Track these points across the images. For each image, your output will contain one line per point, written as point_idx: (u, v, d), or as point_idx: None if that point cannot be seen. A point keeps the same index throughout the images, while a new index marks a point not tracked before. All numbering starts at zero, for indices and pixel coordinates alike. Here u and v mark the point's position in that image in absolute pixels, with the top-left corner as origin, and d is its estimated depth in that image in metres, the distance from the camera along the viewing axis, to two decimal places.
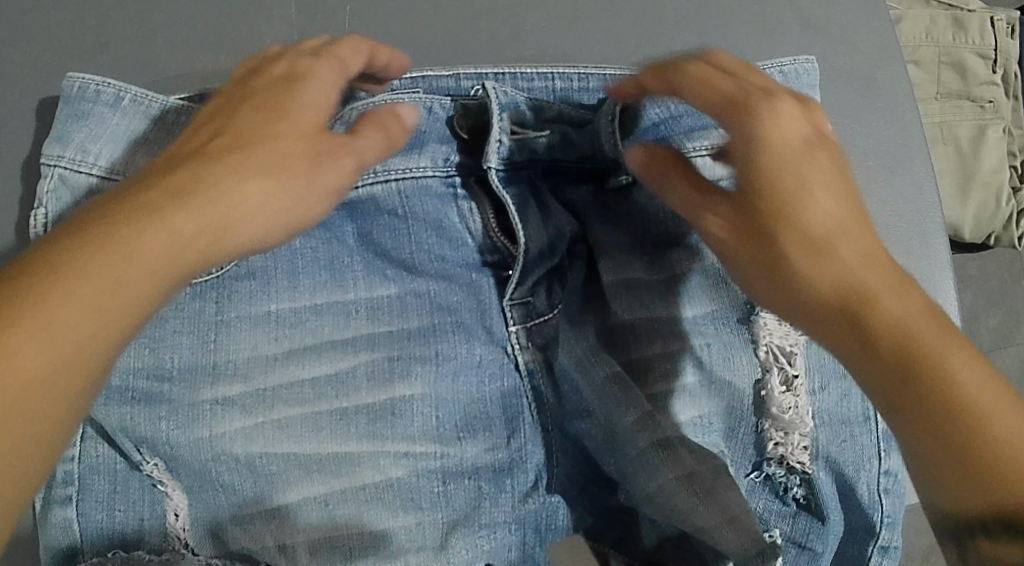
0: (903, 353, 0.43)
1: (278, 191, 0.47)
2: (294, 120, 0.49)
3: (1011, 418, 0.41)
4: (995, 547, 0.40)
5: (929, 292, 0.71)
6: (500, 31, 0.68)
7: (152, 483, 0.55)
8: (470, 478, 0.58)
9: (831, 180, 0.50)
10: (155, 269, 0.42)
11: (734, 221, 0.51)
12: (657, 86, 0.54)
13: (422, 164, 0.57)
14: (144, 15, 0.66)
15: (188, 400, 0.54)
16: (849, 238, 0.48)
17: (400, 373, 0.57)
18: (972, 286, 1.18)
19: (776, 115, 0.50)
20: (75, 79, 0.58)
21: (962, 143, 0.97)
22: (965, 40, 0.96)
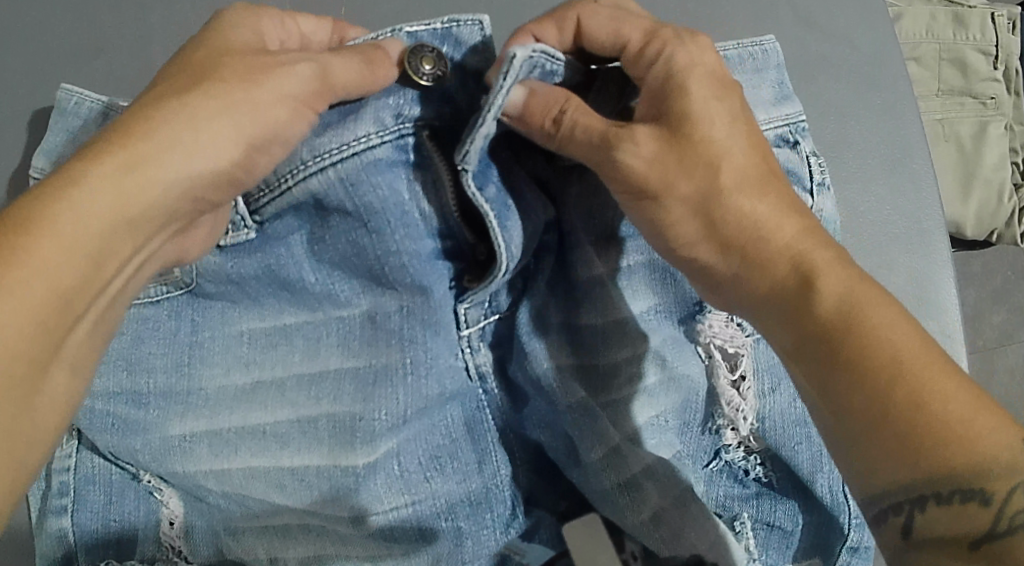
0: (846, 315, 0.46)
1: (219, 135, 0.47)
2: (224, 69, 0.48)
3: (965, 383, 0.43)
4: (944, 507, 0.42)
5: (929, 290, 0.70)
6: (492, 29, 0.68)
7: (149, 492, 0.60)
8: (447, 518, 0.56)
9: (768, 155, 0.54)
10: (52, 244, 0.42)
11: (657, 152, 0.51)
12: (642, 24, 0.54)
13: (360, 133, 0.49)
14: (140, 19, 0.68)
15: (162, 432, 0.57)
16: (771, 202, 0.52)
17: (361, 437, 0.53)
18: (975, 283, 1.17)
19: (704, 54, 0.54)
20: (72, 95, 0.60)
21: (964, 140, 0.96)
22: (965, 36, 0.95)
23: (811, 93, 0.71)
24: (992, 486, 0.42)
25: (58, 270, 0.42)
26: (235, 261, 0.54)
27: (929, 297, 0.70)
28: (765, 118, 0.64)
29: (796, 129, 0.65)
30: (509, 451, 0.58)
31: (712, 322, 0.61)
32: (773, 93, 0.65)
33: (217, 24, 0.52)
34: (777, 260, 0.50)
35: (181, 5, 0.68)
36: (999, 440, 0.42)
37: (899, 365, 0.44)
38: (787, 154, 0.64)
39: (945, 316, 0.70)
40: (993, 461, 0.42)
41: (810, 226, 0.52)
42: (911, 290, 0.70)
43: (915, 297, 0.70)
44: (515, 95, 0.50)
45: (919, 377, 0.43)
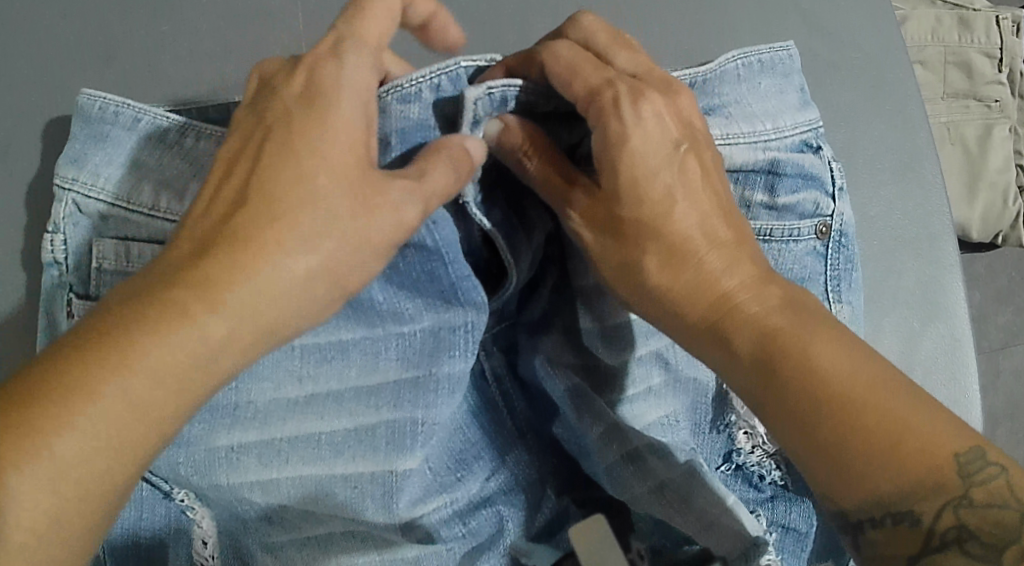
0: (769, 362, 0.47)
1: (320, 264, 0.47)
2: (337, 194, 0.47)
3: (897, 404, 0.44)
4: (879, 530, 0.43)
5: (938, 294, 0.70)
6: (506, 32, 0.69)
7: (183, 509, 0.60)
8: (485, 507, 0.60)
9: (704, 195, 0.53)
10: (167, 363, 0.43)
11: (594, 218, 0.53)
12: (590, 80, 0.52)
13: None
14: (153, 27, 0.68)
15: (207, 445, 0.55)
16: (700, 251, 0.52)
17: (420, 441, 0.55)
18: (980, 283, 1.17)
19: (641, 122, 0.51)
20: (97, 100, 0.60)
21: (969, 143, 0.96)
22: (971, 40, 0.96)
23: (822, 97, 0.72)
24: (920, 509, 0.42)
25: (147, 397, 0.42)
26: None
27: (938, 302, 0.70)
28: (791, 124, 0.63)
29: (818, 134, 0.65)
30: (525, 438, 0.63)
31: None
32: (797, 97, 0.65)
33: (315, 95, 0.49)
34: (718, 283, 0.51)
35: (193, 11, 0.68)
36: (926, 461, 0.42)
37: (825, 394, 0.45)
38: (811, 159, 0.64)
39: (955, 319, 0.70)
40: (923, 481, 0.42)
41: (744, 264, 0.51)
42: (920, 294, 0.70)
43: (925, 301, 0.70)
44: (491, 128, 0.52)
45: (844, 405, 0.44)
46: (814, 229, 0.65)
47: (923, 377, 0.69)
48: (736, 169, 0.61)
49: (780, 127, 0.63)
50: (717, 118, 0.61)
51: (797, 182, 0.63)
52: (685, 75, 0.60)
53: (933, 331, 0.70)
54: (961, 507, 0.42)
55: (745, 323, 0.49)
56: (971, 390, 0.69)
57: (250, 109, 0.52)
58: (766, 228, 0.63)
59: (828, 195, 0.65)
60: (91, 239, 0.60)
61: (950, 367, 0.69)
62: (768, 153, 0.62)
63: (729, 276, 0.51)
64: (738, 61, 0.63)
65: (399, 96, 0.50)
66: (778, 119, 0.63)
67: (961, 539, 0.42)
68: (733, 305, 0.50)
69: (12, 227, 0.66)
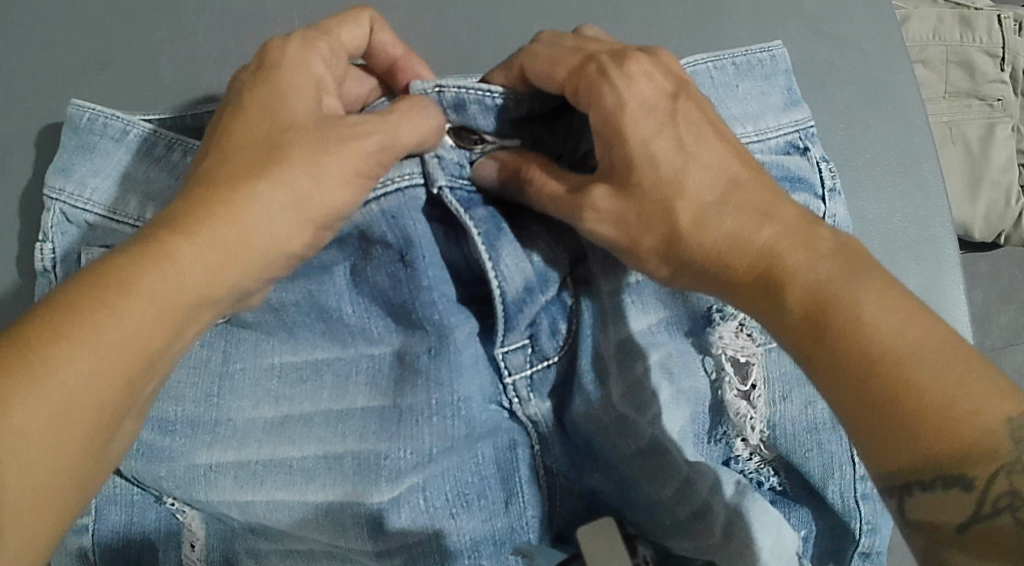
0: (815, 315, 0.46)
1: (294, 200, 0.50)
2: (304, 151, 0.51)
3: (945, 355, 0.43)
4: (930, 494, 0.42)
5: (940, 296, 0.70)
6: (504, 37, 0.69)
7: (172, 513, 0.62)
8: (476, 551, 0.57)
9: (724, 154, 0.53)
10: (153, 305, 0.45)
11: (620, 207, 0.53)
12: (572, 62, 0.54)
13: (407, 171, 0.53)
14: (148, 33, 0.68)
15: (188, 460, 0.59)
16: (732, 208, 0.51)
17: (383, 478, 0.55)
18: (983, 284, 1.16)
19: (631, 83, 0.53)
20: (86, 112, 0.60)
21: (971, 142, 0.96)
22: (972, 38, 0.95)
23: (821, 99, 0.71)
24: (975, 472, 0.41)
25: (144, 331, 0.44)
26: (282, 291, 0.56)
27: (940, 304, 0.70)
28: (774, 126, 0.64)
29: (806, 135, 0.65)
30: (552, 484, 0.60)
31: (723, 335, 0.61)
32: (783, 99, 0.65)
33: (270, 71, 0.53)
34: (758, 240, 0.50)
35: (189, 17, 0.68)
36: (979, 420, 0.41)
37: (873, 340, 0.44)
38: (797, 161, 0.64)
39: (958, 323, 0.70)
40: (976, 437, 0.41)
41: (781, 221, 0.51)
42: (923, 297, 0.70)
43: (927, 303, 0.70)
44: (486, 167, 0.55)
45: (891, 353, 0.43)
46: None
47: None
48: None
49: (761, 129, 0.64)
50: None
51: (785, 184, 0.63)
52: None
53: None
54: (1014, 472, 0.41)
55: (790, 276, 0.48)
56: None
57: (238, 85, 0.54)
58: None
59: (819, 197, 0.64)
60: (78, 247, 0.60)
61: None
62: (752, 154, 0.63)
63: (769, 230, 0.50)
64: (709, 64, 0.64)
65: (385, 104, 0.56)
66: (760, 121, 0.64)
67: (1014, 505, 0.41)
68: (777, 258, 0.49)
69: (10, 233, 0.66)
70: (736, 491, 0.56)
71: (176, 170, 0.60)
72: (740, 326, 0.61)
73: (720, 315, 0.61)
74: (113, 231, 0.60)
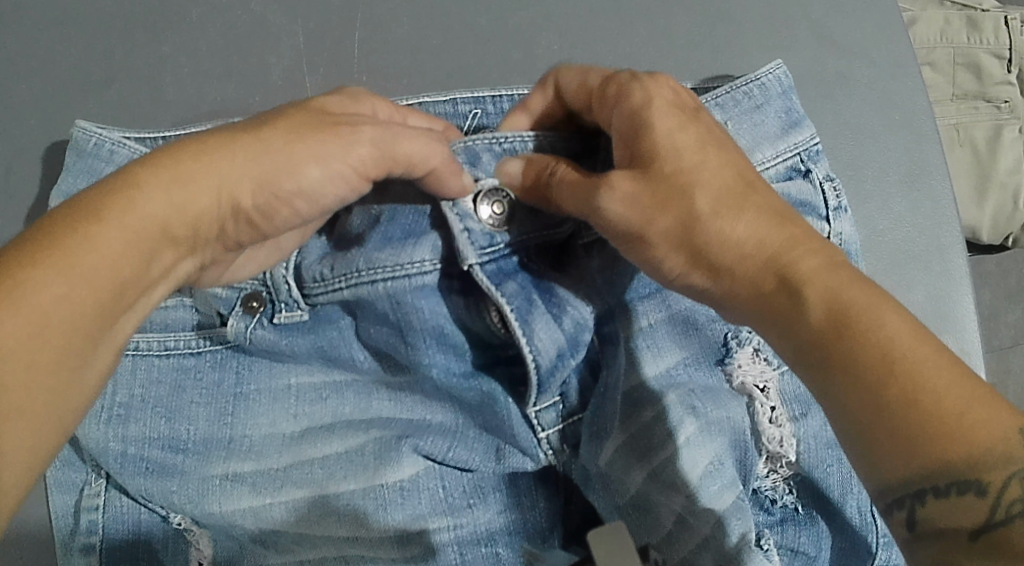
0: (837, 313, 0.46)
1: (272, 172, 0.51)
2: (277, 119, 0.52)
3: (961, 369, 0.43)
4: (944, 502, 0.42)
5: (949, 308, 0.70)
6: (512, 52, 0.69)
7: (181, 532, 0.61)
8: (489, 544, 0.60)
9: (739, 166, 0.54)
10: (126, 236, 0.46)
11: (637, 191, 0.52)
12: (598, 77, 0.57)
13: (417, 258, 0.54)
14: (152, 47, 0.68)
15: (202, 473, 0.59)
16: (749, 210, 0.52)
17: (405, 450, 0.60)
18: (990, 283, 1.15)
19: (657, 88, 0.54)
20: (92, 135, 0.61)
21: (979, 144, 0.95)
22: (980, 40, 0.94)
23: (830, 110, 0.71)
24: (987, 478, 0.41)
25: (108, 261, 0.45)
26: (284, 338, 0.59)
27: (949, 316, 0.70)
28: (773, 153, 0.64)
29: (808, 155, 0.65)
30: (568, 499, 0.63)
31: (741, 361, 0.62)
32: (779, 124, 0.65)
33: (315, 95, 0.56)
34: (768, 246, 0.50)
35: (194, 31, 0.68)
36: (992, 430, 0.41)
37: (896, 337, 0.44)
38: (799, 185, 0.65)
39: (966, 332, 0.70)
40: (992, 448, 0.41)
41: (796, 231, 0.51)
42: (932, 309, 0.70)
43: (935, 314, 0.70)
44: (513, 163, 0.55)
45: (913, 356, 0.44)
46: None
47: None
48: None
49: (758, 161, 0.64)
50: None
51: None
52: None
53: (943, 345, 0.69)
54: None
55: (804, 279, 0.48)
56: None
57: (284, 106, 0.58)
58: None
59: (823, 219, 0.65)
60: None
61: None
62: None
63: (782, 238, 0.50)
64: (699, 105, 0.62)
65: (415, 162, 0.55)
66: (757, 153, 0.64)
67: None
68: (788, 264, 0.49)
69: None
70: (741, 534, 0.57)
71: None
72: (756, 351, 0.62)
73: (736, 343, 0.62)
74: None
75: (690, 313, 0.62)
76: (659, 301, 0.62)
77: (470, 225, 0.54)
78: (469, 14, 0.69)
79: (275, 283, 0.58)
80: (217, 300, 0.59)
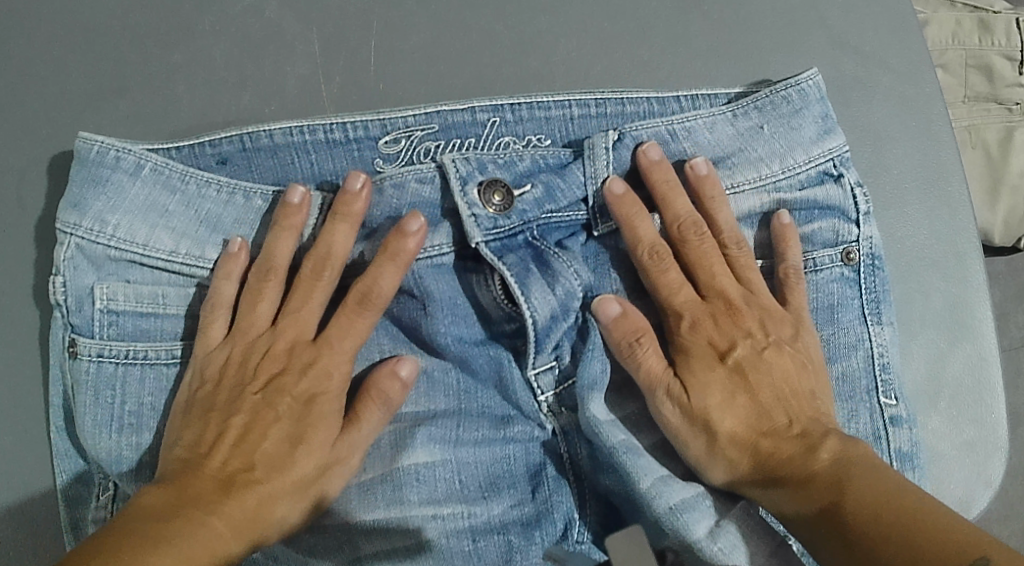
0: (819, 495, 0.56)
1: (329, 440, 0.60)
2: (334, 368, 0.60)
3: (927, 511, 0.53)
4: None
5: (966, 312, 0.70)
6: (527, 59, 0.69)
7: None
8: (499, 534, 0.61)
9: (772, 400, 0.62)
10: (236, 536, 0.56)
11: (679, 400, 0.61)
12: (662, 298, 0.62)
13: (436, 242, 0.60)
14: (165, 57, 0.67)
15: None
16: (762, 437, 0.61)
17: (419, 438, 0.61)
18: (1000, 283, 1.15)
19: (696, 339, 0.62)
20: (95, 144, 0.60)
21: (991, 146, 0.95)
22: (991, 42, 0.94)
23: (847, 116, 0.71)
24: None
25: (231, 539, 0.55)
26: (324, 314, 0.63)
27: (966, 322, 0.70)
28: (803, 160, 0.65)
29: (840, 161, 0.66)
30: (582, 498, 0.63)
31: None
32: (814, 130, 0.65)
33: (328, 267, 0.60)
34: (775, 434, 0.61)
35: (207, 40, 0.68)
36: (954, 546, 0.50)
37: (860, 507, 0.54)
38: (829, 189, 0.66)
39: (983, 339, 0.70)
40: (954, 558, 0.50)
41: (817, 454, 0.58)
42: (948, 313, 0.70)
43: (953, 321, 0.70)
44: (611, 307, 0.61)
45: (875, 515, 0.53)
46: (838, 255, 0.66)
47: (950, 396, 0.69)
48: (743, 215, 0.66)
49: (790, 165, 0.65)
50: (719, 169, 0.64)
51: (807, 216, 0.66)
52: (671, 121, 0.64)
53: (960, 351, 0.69)
54: None
55: (798, 459, 0.59)
56: (999, 411, 0.69)
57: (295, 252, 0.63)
58: None
59: (853, 222, 0.66)
60: (91, 282, 0.60)
61: (978, 389, 0.69)
62: (775, 195, 0.65)
63: (789, 439, 0.60)
64: (727, 114, 0.64)
65: (415, 173, 0.60)
66: (787, 157, 0.65)
67: None
68: (785, 436, 0.60)
69: (28, 264, 0.66)
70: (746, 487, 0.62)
71: (201, 212, 0.61)
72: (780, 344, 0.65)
73: None
74: (129, 263, 0.61)
75: None
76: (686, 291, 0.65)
77: (478, 211, 0.59)
78: (486, 21, 0.68)
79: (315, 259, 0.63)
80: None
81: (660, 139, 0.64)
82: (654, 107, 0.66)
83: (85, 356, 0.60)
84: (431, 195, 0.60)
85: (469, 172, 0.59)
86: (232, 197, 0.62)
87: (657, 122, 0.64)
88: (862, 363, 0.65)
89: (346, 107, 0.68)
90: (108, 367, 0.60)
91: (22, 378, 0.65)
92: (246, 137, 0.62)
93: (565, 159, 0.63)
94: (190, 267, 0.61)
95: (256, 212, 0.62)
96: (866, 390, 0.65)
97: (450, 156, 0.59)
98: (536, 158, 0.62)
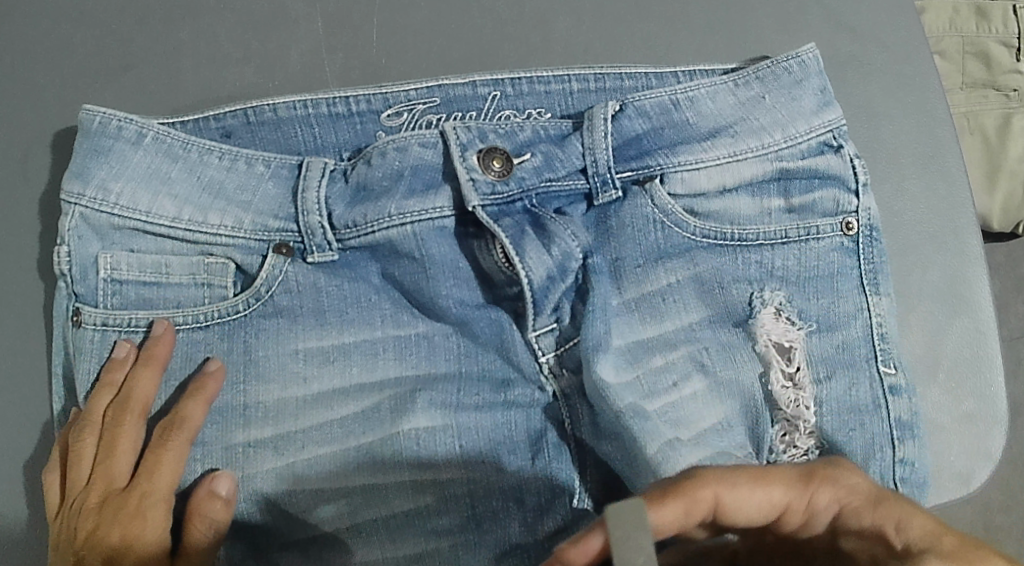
0: None
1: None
2: (145, 500, 0.59)
3: None
4: None
5: (964, 288, 0.70)
6: (527, 35, 0.69)
7: None
8: (498, 499, 0.61)
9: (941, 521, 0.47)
10: None
11: None
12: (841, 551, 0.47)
13: (439, 205, 0.60)
14: (170, 33, 0.68)
15: (223, 442, 0.61)
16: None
17: (419, 403, 0.61)
18: (999, 272, 1.16)
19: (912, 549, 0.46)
20: (97, 115, 0.61)
21: (989, 132, 0.96)
22: (989, 29, 0.95)
23: (845, 94, 0.72)
24: None
25: None
26: (321, 276, 0.62)
27: (965, 296, 0.70)
28: (806, 130, 0.65)
29: (841, 132, 0.66)
30: (585, 461, 0.63)
31: (764, 321, 0.63)
32: (815, 101, 0.66)
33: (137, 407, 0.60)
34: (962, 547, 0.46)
35: (210, 16, 0.68)
36: None
37: None
38: (830, 159, 0.65)
39: (981, 313, 0.70)
40: None
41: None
42: (946, 288, 0.70)
43: (952, 296, 0.70)
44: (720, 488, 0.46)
45: None
46: (840, 225, 0.65)
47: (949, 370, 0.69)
48: (745, 182, 0.64)
49: (791, 134, 0.65)
50: (723, 138, 0.64)
51: (811, 183, 0.65)
52: (674, 91, 0.65)
53: (958, 325, 0.70)
54: None
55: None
56: (997, 385, 0.69)
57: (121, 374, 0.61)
58: (783, 230, 0.65)
59: (852, 192, 0.66)
60: (96, 251, 0.61)
61: (976, 362, 0.69)
62: (778, 162, 0.64)
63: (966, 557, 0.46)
64: (730, 83, 0.65)
65: (419, 139, 0.61)
66: (789, 127, 0.65)
67: None
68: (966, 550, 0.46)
69: (33, 236, 0.67)
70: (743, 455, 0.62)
71: (203, 178, 0.61)
72: (778, 311, 0.63)
73: (760, 301, 0.64)
74: (133, 231, 0.61)
75: (715, 272, 0.64)
76: (684, 258, 0.64)
77: (478, 177, 0.60)
78: None
79: (308, 226, 0.60)
80: (234, 249, 0.61)
81: (664, 107, 0.64)
82: (652, 81, 0.67)
83: (89, 325, 0.60)
84: (434, 161, 0.61)
85: (470, 139, 0.61)
86: (234, 164, 0.61)
87: (660, 92, 0.64)
88: (860, 333, 0.65)
89: (348, 81, 0.68)
90: (112, 335, 0.61)
91: (24, 349, 0.66)
92: (251, 111, 0.63)
93: (568, 128, 0.63)
94: (192, 233, 0.61)
95: (257, 178, 0.61)
96: (865, 357, 0.64)
97: (450, 125, 0.60)
98: (539, 126, 0.63)
